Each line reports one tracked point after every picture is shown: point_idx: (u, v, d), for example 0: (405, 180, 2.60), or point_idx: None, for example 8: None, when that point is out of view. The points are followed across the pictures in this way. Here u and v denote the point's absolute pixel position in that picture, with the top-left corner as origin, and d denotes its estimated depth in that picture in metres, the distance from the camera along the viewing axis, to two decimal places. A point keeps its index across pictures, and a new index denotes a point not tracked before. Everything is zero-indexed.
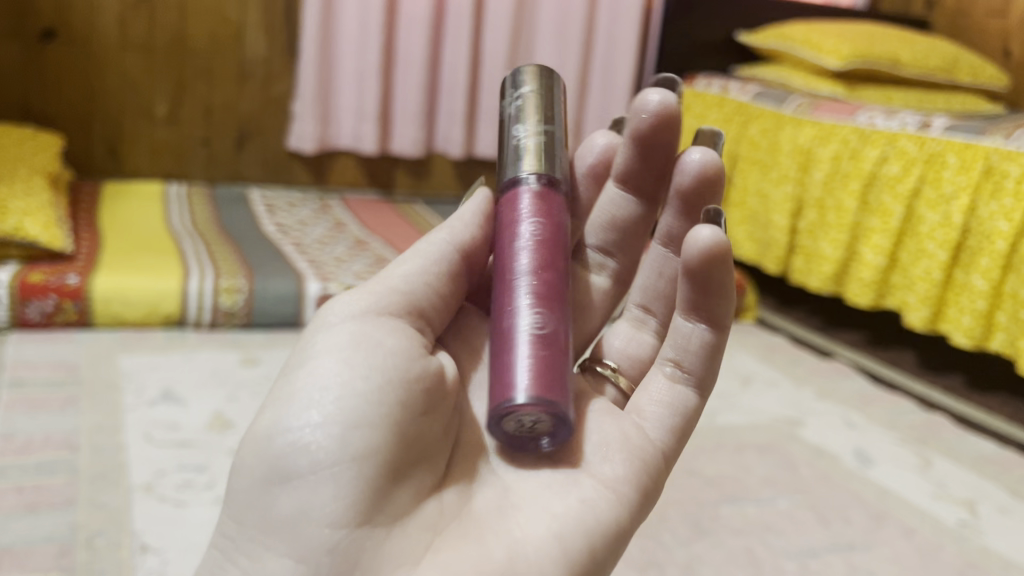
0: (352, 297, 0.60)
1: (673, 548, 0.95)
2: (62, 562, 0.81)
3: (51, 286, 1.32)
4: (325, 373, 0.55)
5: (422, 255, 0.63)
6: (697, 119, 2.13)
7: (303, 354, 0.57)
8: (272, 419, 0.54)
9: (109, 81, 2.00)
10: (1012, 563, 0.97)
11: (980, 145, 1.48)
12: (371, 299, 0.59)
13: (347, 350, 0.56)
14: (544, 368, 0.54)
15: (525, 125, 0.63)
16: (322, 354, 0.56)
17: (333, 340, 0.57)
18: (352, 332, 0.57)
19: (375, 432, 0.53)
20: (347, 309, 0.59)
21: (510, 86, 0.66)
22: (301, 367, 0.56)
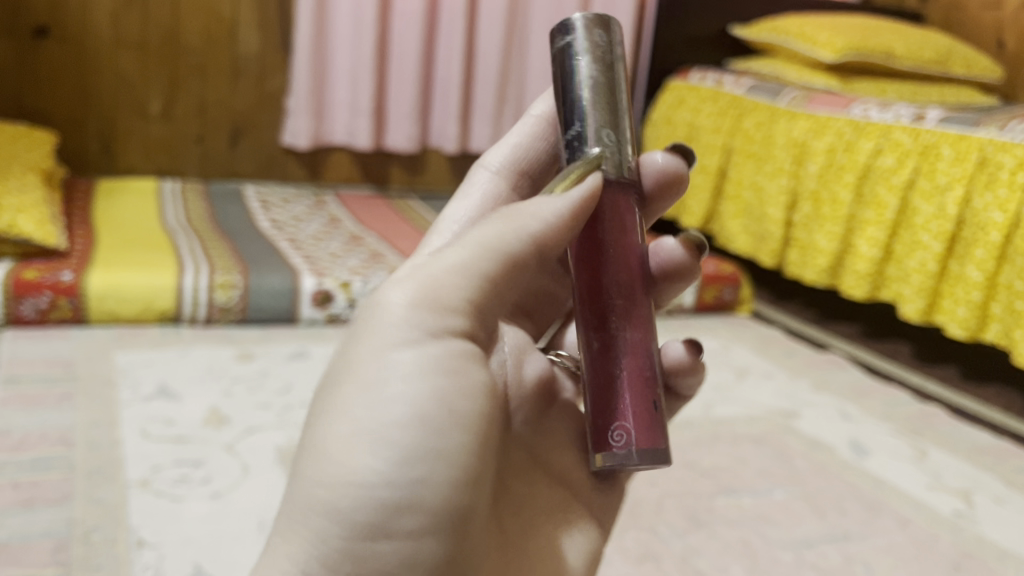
0: (405, 294, 0.48)
1: (670, 538, 0.95)
2: (59, 557, 0.81)
3: (45, 282, 1.32)
4: (405, 375, 0.47)
5: (493, 244, 0.50)
6: (691, 113, 2.13)
7: (359, 362, 0.48)
8: (354, 437, 0.45)
9: (102, 77, 2.00)
10: (1007, 553, 0.98)
11: (975, 136, 1.48)
12: (434, 302, 0.48)
13: (422, 351, 0.47)
14: (642, 403, 0.52)
15: (582, 93, 0.53)
16: (388, 354, 0.47)
17: (399, 340, 0.47)
18: (423, 339, 0.48)
19: (467, 430, 0.48)
20: (405, 309, 0.48)
21: (565, 35, 0.54)
22: (363, 374, 0.47)
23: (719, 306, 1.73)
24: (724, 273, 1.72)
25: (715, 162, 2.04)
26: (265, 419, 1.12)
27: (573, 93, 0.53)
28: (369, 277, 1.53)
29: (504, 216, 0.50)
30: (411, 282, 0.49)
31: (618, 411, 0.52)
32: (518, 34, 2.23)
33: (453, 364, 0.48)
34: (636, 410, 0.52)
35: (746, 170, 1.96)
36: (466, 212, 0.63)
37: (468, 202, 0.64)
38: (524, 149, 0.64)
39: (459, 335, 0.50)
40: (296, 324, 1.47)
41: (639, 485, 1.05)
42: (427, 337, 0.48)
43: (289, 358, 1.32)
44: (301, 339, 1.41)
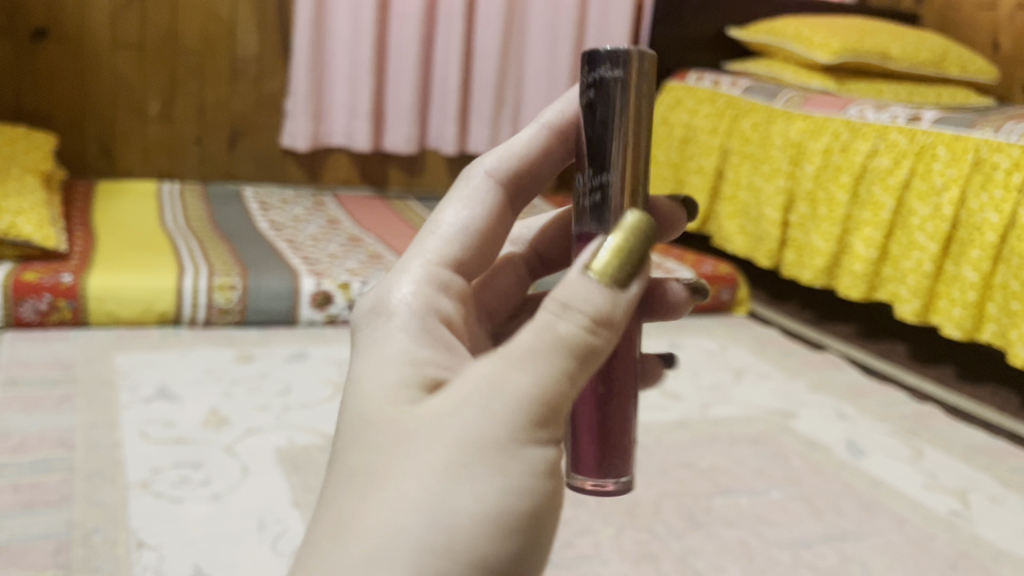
0: (474, 403, 0.39)
1: (667, 539, 0.95)
2: (59, 559, 0.82)
3: (45, 285, 1.32)
4: (471, 523, 0.37)
5: (572, 351, 0.39)
6: (688, 114, 2.14)
7: (410, 482, 0.37)
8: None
9: (101, 80, 2.00)
10: (1002, 552, 0.98)
11: (970, 138, 1.49)
12: (511, 423, 0.38)
13: (498, 488, 0.37)
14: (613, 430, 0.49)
15: (603, 147, 0.46)
16: (454, 485, 0.37)
17: (471, 470, 0.37)
18: (496, 471, 0.38)
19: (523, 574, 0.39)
20: (476, 427, 0.38)
21: (615, 68, 0.44)
22: (421, 504, 0.37)
23: (716, 307, 1.74)
24: (721, 273, 1.73)
25: (712, 163, 2.05)
26: (264, 420, 1.12)
27: (598, 147, 0.46)
28: (368, 279, 1.53)
29: (585, 311, 0.38)
30: (479, 386, 0.39)
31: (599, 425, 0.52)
32: (515, 36, 2.24)
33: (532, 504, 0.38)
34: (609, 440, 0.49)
35: (743, 171, 1.96)
36: (456, 216, 0.51)
37: (458, 201, 0.52)
38: (530, 150, 0.53)
39: (541, 469, 0.39)
40: (296, 325, 1.48)
41: (636, 486, 1.06)
42: (502, 471, 0.38)
43: (288, 360, 1.33)
44: (300, 340, 1.41)
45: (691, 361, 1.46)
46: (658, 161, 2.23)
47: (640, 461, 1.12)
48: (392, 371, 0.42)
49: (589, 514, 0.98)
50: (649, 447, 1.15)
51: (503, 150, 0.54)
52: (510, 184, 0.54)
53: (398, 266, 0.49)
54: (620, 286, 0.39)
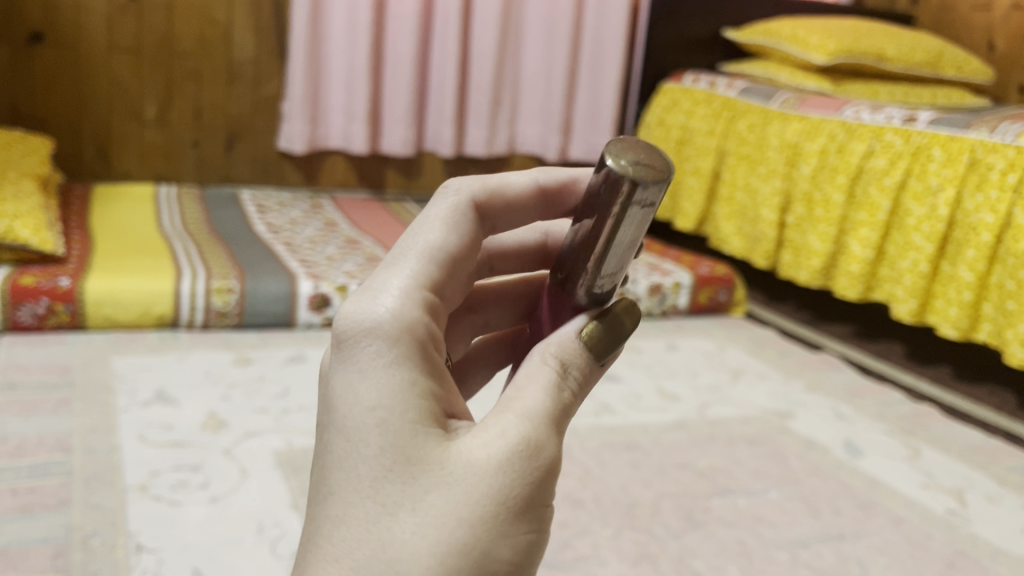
0: (515, 462, 0.39)
1: (666, 539, 0.96)
2: (58, 563, 0.82)
3: (43, 289, 1.32)
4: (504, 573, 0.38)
5: (569, 413, 0.42)
6: (685, 115, 2.14)
7: (456, 529, 0.37)
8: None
9: (97, 83, 2.00)
10: (1000, 551, 0.99)
11: (966, 138, 1.50)
12: (540, 480, 0.39)
13: (527, 538, 0.39)
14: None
15: (623, 257, 0.43)
16: (497, 536, 0.38)
17: (511, 522, 0.39)
18: (526, 525, 0.39)
19: None
20: (518, 484, 0.39)
21: (618, 193, 0.40)
22: (470, 552, 0.37)
23: (714, 307, 1.74)
24: (718, 274, 1.73)
25: (708, 164, 2.05)
26: (263, 424, 1.12)
27: (617, 258, 0.43)
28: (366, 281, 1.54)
29: (576, 373, 0.43)
30: (517, 444, 0.39)
31: None
32: (511, 39, 2.25)
33: (542, 551, 0.40)
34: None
35: (739, 172, 1.97)
36: (439, 235, 0.44)
37: (439, 218, 0.44)
38: (513, 194, 0.48)
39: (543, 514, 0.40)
40: (294, 328, 1.48)
41: (634, 487, 1.06)
42: (531, 526, 0.39)
43: (287, 362, 1.33)
44: (299, 343, 1.41)
45: (689, 362, 1.47)
46: None
47: (637, 462, 1.12)
48: (413, 403, 0.39)
49: (588, 515, 0.99)
50: (647, 448, 1.16)
51: (488, 179, 0.47)
52: (483, 215, 0.47)
53: (378, 281, 0.42)
54: (597, 359, 0.44)
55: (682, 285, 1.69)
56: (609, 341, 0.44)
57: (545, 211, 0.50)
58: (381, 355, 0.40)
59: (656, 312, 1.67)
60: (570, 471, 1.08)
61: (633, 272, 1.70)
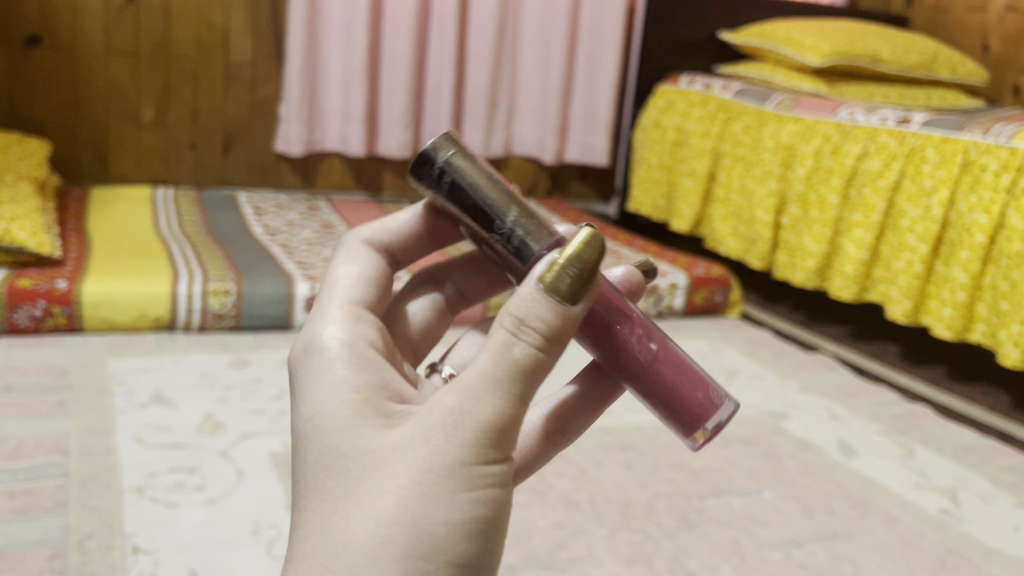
0: (439, 429, 0.40)
1: (660, 540, 0.96)
2: (54, 565, 0.82)
3: (40, 291, 1.33)
4: (450, 537, 0.39)
5: (525, 373, 0.40)
6: (681, 117, 2.15)
7: (387, 504, 0.39)
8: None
9: (95, 85, 2.01)
10: (992, 549, 0.99)
11: (959, 140, 1.50)
12: (473, 441, 0.39)
13: (472, 498, 0.40)
14: (691, 381, 0.49)
15: (490, 201, 0.48)
16: (428, 498, 0.39)
17: (445, 483, 0.39)
18: (468, 488, 0.40)
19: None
20: (443, 448, 0.39)
21: (431, 174, 0.50)
22: (398, 516, 0.39)
23: (709, 308, 1.74)
24: (714, 275, 1.73)
25: (704, 165, 2.06)
26: (260, 426, 1.13)
27: (481, 205, 0.48)
28: None
29: (539, 329, 0.39)
30: (441, 414, 0.40)
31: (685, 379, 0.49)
32: (508, 41, 2.25)
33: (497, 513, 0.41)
34: (693, 392, 0.48)
35: (735, 174, 1.98)
36: (347, 269, 0.53)
37: (344, 257, 0.54)
38: (404, 232, 0.57)
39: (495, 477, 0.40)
40: (290, 329, 1.48)
41: (630, 487, 1.06)
42: (473, 489, 0.40)
43: (283, 364, 1.33)
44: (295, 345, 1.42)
45: None
46: (651, 164, 2.23)
47: (632, 462, 1.12)
48: (343, 401, 0.43)
49: (583, 515, 0.99)
50: (641, 448, 1.16)
51: (379, 224, 0.57)
52: (383, 253, 0.56)
53: (321, 313, 0.49)
54: (569, 302, 0.40)
55: (678, 286, 1.69)
56: (574, 281, 0.40)
57: (433, 235, 0.58)
58: (326, 362, 0.45)
59: (652, 312, 1.68)
60: (566, 472, 1.08)
61: None
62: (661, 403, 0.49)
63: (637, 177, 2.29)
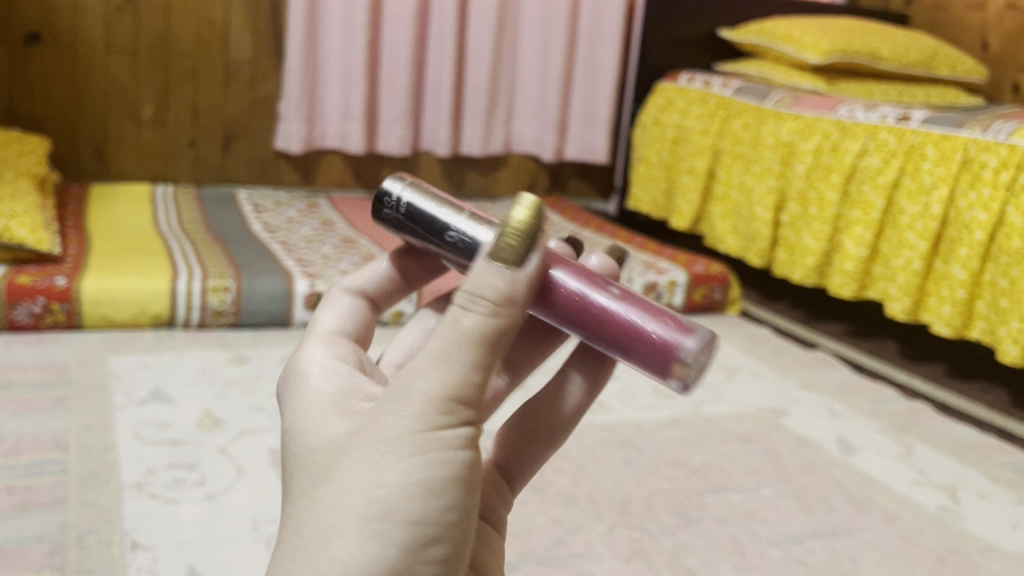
0: (391, 402, 0.39)
1: (659, 536, 0.96)
2: (54, 561, 0.82)
3: (39, 288, 1.33)
4: (406, 509, 0.37)
5: (476, 340, 0.38)
6: (680, 115, 2.15)
7: (341, 481, 0.38)
8: (352, 566, 0.37)
9: (95, 83, 2.01)
10: (991, 546, 0.99)
11: (959, 137, 1.50)
12: (423, 408, 0.38)
13: (430, 465, 0.38)
14: (660, 311, 0.43)
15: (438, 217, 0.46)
16: (381, 467, 0.38)
17: (397, 451, 0.38)
18: (424, 458, 0.38)
19: (442, 551, 0.39)
20: (393, 418, 0.38)
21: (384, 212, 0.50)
22: (354, 487, 0.38)
23: (709, 305, 1.74)
24: (713, 273, 1.73)
25: (704, 163, 2.06)
26: (259, 423, 1.13)
27: (429, 224, 0.47)
28: None
29: (487, 295, 0.38)
30: (394, 389, 0.39)
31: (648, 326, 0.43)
32: (507, 39, 2.25)
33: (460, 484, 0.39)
34: (661, 318, 0.42)
35: (734, 171, 1.97)
36: (328, 309, 0.52)
37: (328, 301, 0.53)
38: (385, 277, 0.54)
39: (454, 445, 0.38)
40: (290, 327, 1.48)
41: (629, 484, 1.06)
42: (430, 459, 0.38)
43: (283, 361, 1.33)
44: (294, 342, 1.42)
45: None
46: (650, 161, 2.23)
47: (631, 459, 1.12)
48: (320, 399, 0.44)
49: (581, 512, 0.99)
50: (640, 445, 1.16)
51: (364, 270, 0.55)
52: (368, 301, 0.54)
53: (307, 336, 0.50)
54: (516, 265, 0.38)
55: (677, 283, 1.69)
56: (521, 242, 0.38)
57: (411, 279, 0.55)
58: (307, 373, 0.46)
59: None
60: (564, 468, 1.08)
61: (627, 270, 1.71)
62: (633, 340, 0.42)
63: (637, 175, 2.29)
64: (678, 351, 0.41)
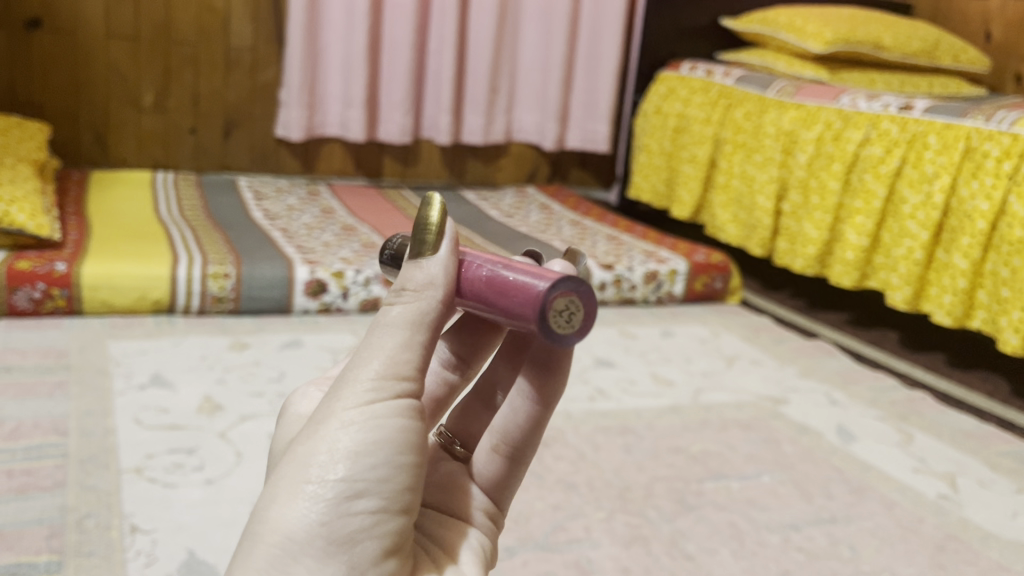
0: (336, 381, 0.46)
1: (658, 523, 0.96)
2: (53, 543, 0.82)
3: (39, 274, 1.32)
4: (333, 461, 0.43)
5: (403, 323, 0.45)
6: (682, 103, 2.14)
7: (291, 447, 0.45)
8: (285, 520, 0.43)
9: (95, 70, 2.00)
10: (991, 535, 0.99)
11: (962, 126, 1.50)
12: (354, 383, 0.45)
13: (355, 430, 0.44)
14: (533, 267, 0.47)
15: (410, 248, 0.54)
16: (315, 435, 0.44)
17: (329, 422, 0.44)
18: (350, 420, 0.44)
19: (368, 502, 0.44)
20: (334, 394, 0.45)
21: None
22: (294, 456, 0.44)
23: (709, 295, 1.74)
24: (714, 262, 1.73)
25: (705, 152, 2.05)
26: (258, 408, 1.13)
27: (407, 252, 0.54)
28: (362, 266, 1.54)
29: (408, 288, 0.45)
30: (341, 373, 0.46)
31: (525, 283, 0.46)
32: (509, 26, 2.24)
33: (387, 443, 0.44)
34: (530, 271, 0.46)
35: (735, 160, 1.97)
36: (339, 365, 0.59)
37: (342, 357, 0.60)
38: None
39: (383, 410, 0.44)
40: (290, 313, 1.48)
41: (628, 471, 1.06)
42: (357, 421, 0.44)
43: (282, 347, 1.33)
44: (294, 328, 1.42)
45: (683, 348, 1.47)
46: (652, 150, 2.23)
47: (631, 446, 1.12)
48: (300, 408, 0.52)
49: (580, 498, 0.99)
50: (640, 432, 1.16)
51: None
52: None
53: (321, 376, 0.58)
54: (432, 253, 0.46)
55: (678, 272, 1.69)
56: (434, 239, 0.46)
57: None
58: (295, 397, 0.55)
59: (652, 299, 1.68)
60: (564, 455, 1.08)
61: (628, 259, 1.70)
62: (515, 298, 0.46)
63: (638, 164, 2.29)
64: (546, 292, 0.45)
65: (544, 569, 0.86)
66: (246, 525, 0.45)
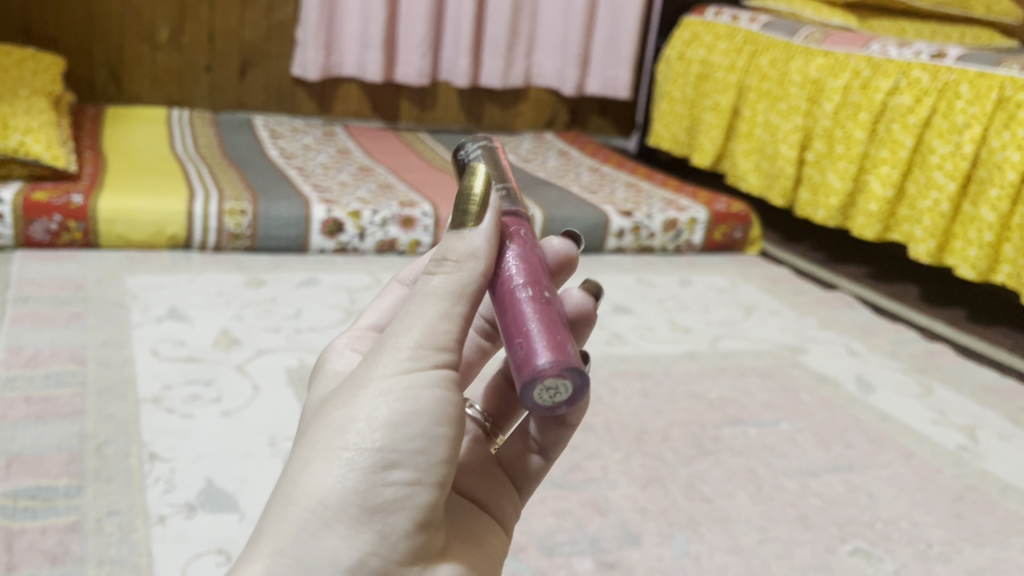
0: (375, 348, 0.44)
1: (675, 465, 0.96)
2: (71, 469, 0.82)
3: (55, 205, 1.31)
4: (368, 430, 0.42)
5: (443, 293, 0.44)
6: (706, 50, 2.10)
7: (326, 412, 0.44)
8: (318, 485, 0.42)
9: (109, 3, 1.97)
10: (1010, 486, 0.99)
11: (995, 75, 1.47)
12: (392, 351, 0.43)
13: (394, 398, 0.42)
14: (557, 329, 0.43)
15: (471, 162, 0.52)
16: (352, 402, 0.43)
17: (366, 390, 0.43)
18: (389, 390, 0.42)
19: (403, 474, 0.42)
20: (373, 363, 0.43)
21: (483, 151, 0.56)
22: (331, 421, 0.43)
23: (728, 245, 1.73)
24: (735, 212, 1.71)
25: (728, 100, 2.01)
26: (275, 343, 1.12)
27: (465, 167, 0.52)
28: (379, 206, 1.52)
29: (450, 258, 0.44)
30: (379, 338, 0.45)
31: (528, 342, 0.43)
32: None
33: (425, 415, 0.42)
34: (549, 330, 0.43)
35: (759, 108, 1.94)
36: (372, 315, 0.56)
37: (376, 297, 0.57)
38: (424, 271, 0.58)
39: (422, 382, 0.42)
40: (306, 252, 1.47)
41: (645, 415, 1.06)
42: (394, 390, 0.42)
43: (299, 285, 1.33)
44: (310, 267, 1.41)
45: (701, 297, 1.46)
46: (673, 98, 2.20)
47: (648, 391, 1.12)
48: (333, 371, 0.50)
49: (598, 440, 0.99)
50: (657, 377, 1.16)
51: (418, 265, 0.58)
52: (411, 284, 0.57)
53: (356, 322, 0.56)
54: (474, 222, 0.45)
55: (698, 221, 1.67)
56: (476, 210, 0.45)
57: None
58: (331, 354, 0.53)
59: (670, 247, 1.67)
60: None
61: (647, 206, 1.68)
62: (518, 345, 0.43)
63: (659, 112, 2.26)
64: (538, 365, 0.42)
65: (561, 507, 0.86)
66: (277, 491, 0.44)
